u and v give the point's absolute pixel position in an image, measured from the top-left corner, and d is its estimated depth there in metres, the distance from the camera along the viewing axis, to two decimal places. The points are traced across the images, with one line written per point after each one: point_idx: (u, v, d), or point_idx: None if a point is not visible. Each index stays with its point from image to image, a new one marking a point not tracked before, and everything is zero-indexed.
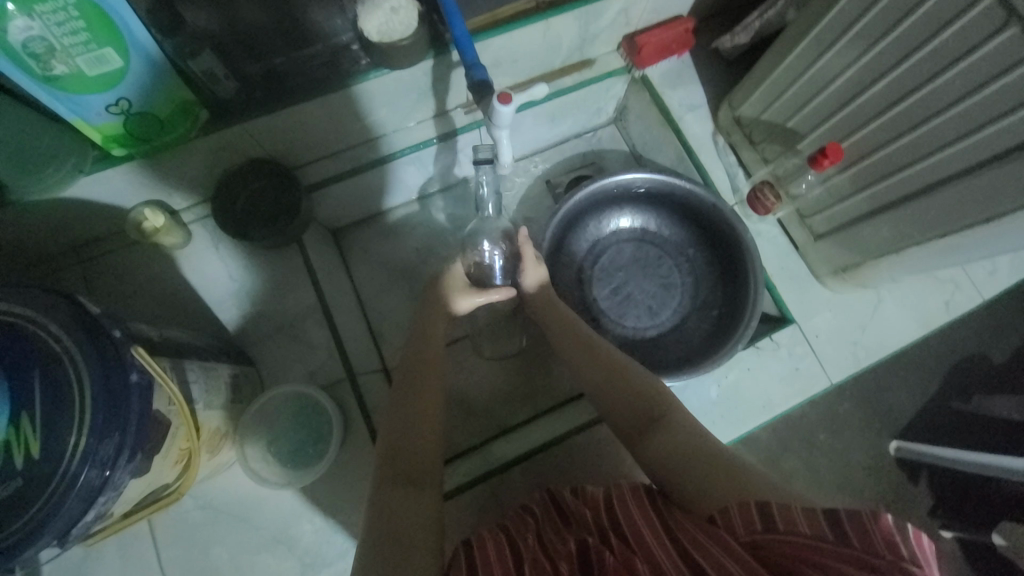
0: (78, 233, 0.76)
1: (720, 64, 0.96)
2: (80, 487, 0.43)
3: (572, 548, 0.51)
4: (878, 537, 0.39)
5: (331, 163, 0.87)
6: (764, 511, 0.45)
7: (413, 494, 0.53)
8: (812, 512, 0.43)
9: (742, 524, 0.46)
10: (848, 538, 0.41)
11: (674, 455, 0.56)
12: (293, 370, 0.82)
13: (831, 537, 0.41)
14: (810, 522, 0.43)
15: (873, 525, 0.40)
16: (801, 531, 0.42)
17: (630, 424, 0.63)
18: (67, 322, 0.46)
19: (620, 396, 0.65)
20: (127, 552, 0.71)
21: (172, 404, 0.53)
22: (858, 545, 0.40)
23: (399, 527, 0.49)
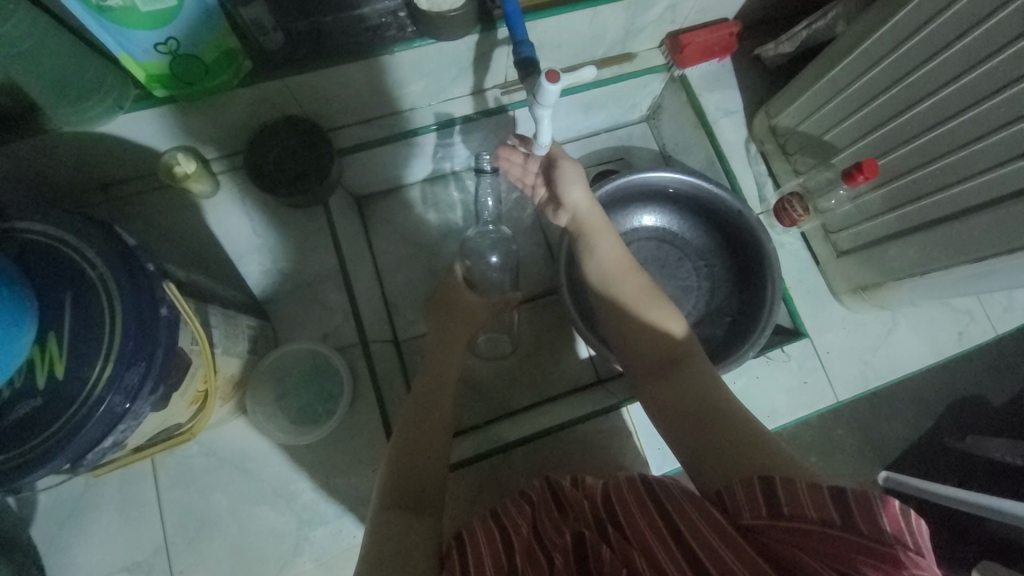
0: (110, 171, 0.77)
1: (761, 72, 0.96)
2: (103, 412, 0.44)
3: (567, 540, 0.51)
4: (886, 521, 0.40)
5: (364, 129, 0.87)
6: (768, 491, 0.46)
7: (416, 522, 0.54)
8: (817, 492, 0.43)
9: (746, 505, 0.47)
10: (854, 522, 0.41)
11: (680, 413, 0.58)
12: (307, 329, 0.83)
13: (838, 522, 0.41)
14: (817, 506, 0.43)
15: (881, 512, 0.40)
16: (808, 516, 0.43)
17: (652, 374, 0.63)
18: (104, 251, 0.46)
19: (644, 347, 0.65)
20: (129, 490, 0.72)
21: (194, 343, 0.54)
22: (865, 530, 0.40)
23: (398, 540, 0.51)
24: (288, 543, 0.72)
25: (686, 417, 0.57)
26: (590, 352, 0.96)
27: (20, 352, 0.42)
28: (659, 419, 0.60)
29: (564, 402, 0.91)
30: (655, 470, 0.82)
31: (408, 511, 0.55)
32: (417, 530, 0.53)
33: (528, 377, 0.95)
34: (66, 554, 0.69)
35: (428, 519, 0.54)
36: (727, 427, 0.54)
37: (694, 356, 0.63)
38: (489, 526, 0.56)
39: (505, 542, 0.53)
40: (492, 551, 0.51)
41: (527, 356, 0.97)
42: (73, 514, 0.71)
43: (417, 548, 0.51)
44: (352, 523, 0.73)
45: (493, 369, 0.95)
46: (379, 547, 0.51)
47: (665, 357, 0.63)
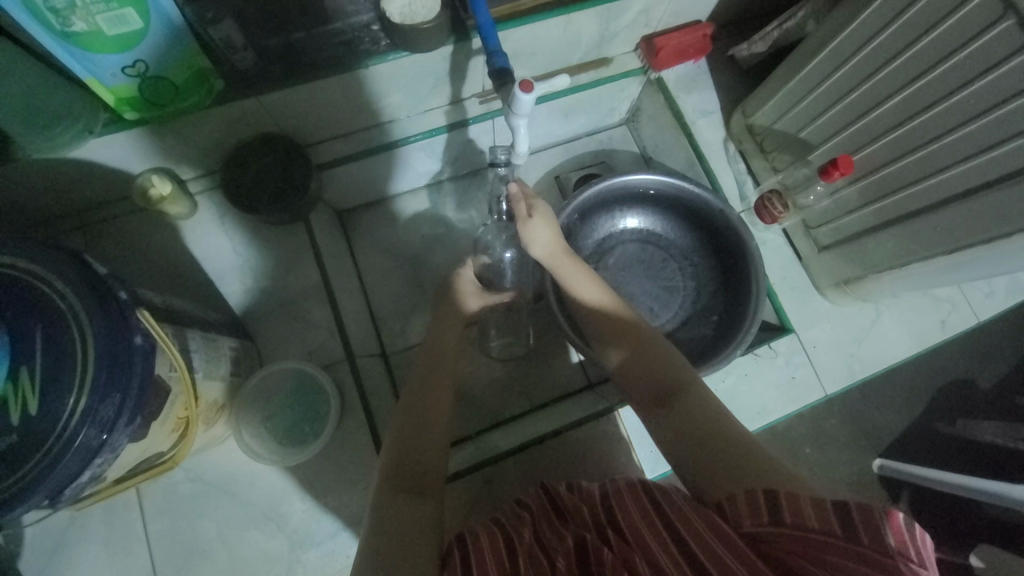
0: (85, 196, 0.75)
1: (736, 72, 0.97)
2: (78, 445, 0.43)
3: (569, 544, 0.51)
4: (891, 535, 0.40)
5: (342, 143, 0.86)
6: (771, 503, 0.45)
7: (417, 508, 0.54)
8: (820, 504, 0.43)
9: (748, 515, 0.46)
10: (857, 535, 0.41)
11: (671, 427, 0.57)
12: (293, 347, 0.82)
13: (840, 533, 0.41)
14: (819, 518, 0.43)
15: (885, 526, 0.40)
16: (810, 526, 0.43)
17: (648, 394, 0.61)
18: (74, 280, 0.45)
19: (643, 365, 0.63)
20: (115, 521, 0.70)
21: (173, 370, 0.53)
22: (867, 542, 0.40)
23: (399, 538, 0.51)
24: (281, 566, 0.71)
25: (679, 429, 0.56)
26: (579, 357, 0.95)
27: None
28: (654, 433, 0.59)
29: (557, 408, 0.91)
30: (648, 473, 0.81)
31: (407, 497, 0.55)
32: (417, 520, 0.53)
33: (518, 385, 0.95)
34: None
35: (431, 502, 0.56)
36: (723, 438, 0.53)
37: (683, 366, 0.61)
38: (492, 528, 0.55)
39: (508, 542, 0.52)
40: (494, 551, 0.51)
41: (517, 363, 0.96)
42: (57, 549, 0.69)
43: (418, 546, 0.51)
44: (345, 542, 0.72)
45: (482, 378, 0.95)
46: (379, 544, 0.50)
47: (653, 369, 0.62)
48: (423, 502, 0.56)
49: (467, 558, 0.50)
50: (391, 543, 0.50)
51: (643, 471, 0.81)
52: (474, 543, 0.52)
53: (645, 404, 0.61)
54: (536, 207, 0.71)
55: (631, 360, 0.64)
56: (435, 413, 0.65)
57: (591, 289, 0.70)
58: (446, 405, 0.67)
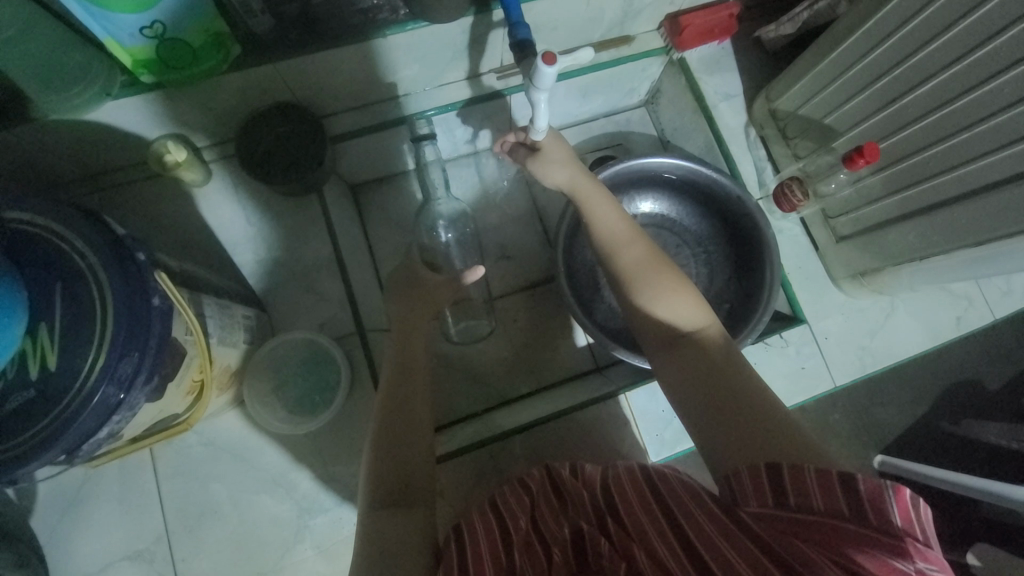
0: (100, 160, 0.75)
1: (761, 55, 0.95)
2: (96, 403, 0.43)
3: (567, 535, 0.52)
4: (894, 511, 0.40)
5: (356, 115, 0.86)
6: (776, 481, 0.45)
7: (404, 518, 0.52)
8: (827, 479, 0.43)
9: (753, 496, 0.46)
10: (863, 514, 0.41)
11: (698, 394, 0.54)
12: (304, 319, 0.83)
13: (846, 513, 0.42)
14: (826, 497, 0.43)
15: (891, 500, 0.41)
16: (815, 506, 0.43)
17: (663, 336, 0.60)
18: (93, 240, 0.45)
19: (664, 307, 0.61)
20: (128, 481, 0.72)
21: (189, 334, 0.53)
22: (873, 521, 0.41)
23: (393, 547, 0.49)
24: (289, 531, 0.72)
25: (709, 401, 0.53)
26: (587, 340, 0.96)
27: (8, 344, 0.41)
28: (675, 399, 0.57)
29: (563, 389, 0.91)
30: (652, 456, 0.82)
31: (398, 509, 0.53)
32: (412, 531, 0.52)
33: (525, 365, 0.95)
34: (67, 543, 0.70)
35: (415, 514, 0.53)
36: (757, 409, 0.50)
37: (715, 335, 0.59)
38: (488, 519, 0.56)
39: (503, 532, 0.54)
40: (490, 543, 0.52)
41: (525, 343, 0.96)
42: (72, 504, 0.71)
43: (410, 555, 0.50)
44: (351, 511, 0.74)
45: (489, 357, 0.95)
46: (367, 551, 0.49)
47: (683, 331, 0.59)
48: (406, 513, 0.53)
49: (462, 552, 0.51)
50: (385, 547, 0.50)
51: (648, 454, 0.82)
52: (471, 537, 0.53)
53: (660, 344, 0.60)
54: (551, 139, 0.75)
55: (653, 303, 0.61)
56: (416, 419, 0.62)
57: (610, 217, 0.69)
58: (420, 403, 0.63)
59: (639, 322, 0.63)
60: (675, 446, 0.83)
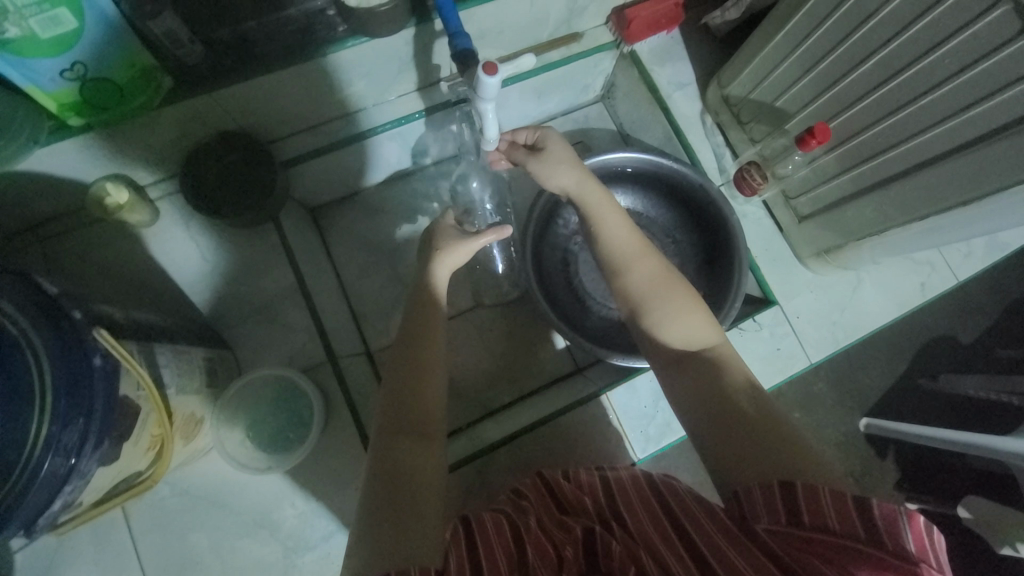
0: (37, 209, 0.72)
1: (709, 41, 0.95)
2: (43, 477, 0.41)
3: (577, 535, 0.53)
4: (910, 538, 0.40)
5: (307, 137, 0.83)
6: (790, 501, 0.45)
7: (424, 451, 0.54)
8: (842, 503, 0.43)
9: (764, 512, 0.45)
10: (879, 538, 0.41)
11: (702, 406, 0.54)
12: (272, 353, 0.80)
13: (861, 536, 0.42)
14: (840, 518, 0.43)
15: (906, 527, 0.41)
16: (830, 527, 0.43)
17: (670, 356, 0.59)
18: (21, 304, 0.43)
19: (675, 324, 0.59)
20: (101, 541, 0.69)
21: (141, 389, 0.51)
22: (889, 546, 0.41)
23: (405, 478, 0.51)
24: (278, 572, 0.71)
25: (710, 412, 0.53)
26: (565, 343, 0.95)
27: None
28: (680, 409, 0.56)
29: (548, 394, 0.91)
30: (639, 454, 0.82)
31: (408, 440, 0.54)
32: (427, 464, 0.53)
33: (506, 374, 0.94)
34: None
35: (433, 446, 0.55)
36: (762, 422, 0.50)
37: (729, 356, 0.57)
38: (499, 517, 0.54)
39: (514, 533, 0.52)
40: (501, 535, 0.51)
41: (503, 352, 0.95)
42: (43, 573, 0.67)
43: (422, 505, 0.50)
44: (340, 544, 0.72)
45: (469, 368, 0.94)
46: (383, 484, 0.51)
47: (692, 352, 0.58)
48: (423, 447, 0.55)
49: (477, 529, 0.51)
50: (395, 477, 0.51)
51: (633, 452, 0.82)
52: (480, 530, 0.51)
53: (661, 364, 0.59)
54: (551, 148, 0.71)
55: (654, 318, 0.60)
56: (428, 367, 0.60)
57: (618, 227, 0.67)
58: (433, 360, 0.61)
59: (647, 336, 0.61)
60: (661, 440, 0.84)
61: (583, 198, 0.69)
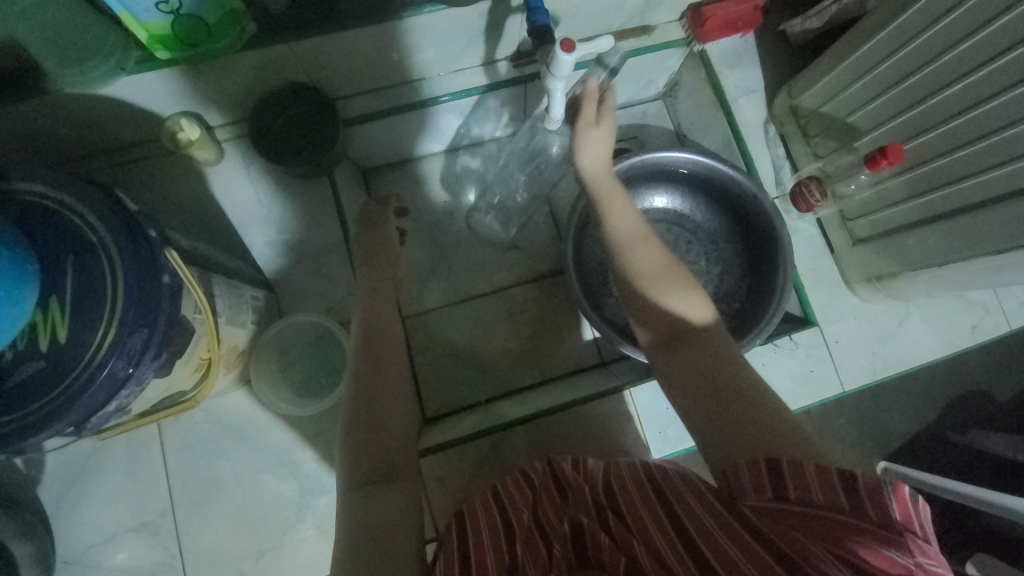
0: (115, 137, 0.75)
1: (784, 50, 0.92)
2: (104, 377, 0.44)
3: (565, 530, 0.52)
4: (894, 505, 0.41)
5: (370, 99, 0.84)
6: (776, 477, 0.45)
7: (390, 492, 0.50)
8: (828, 474, 0.44)
9: (751, 489, 0.46)
10: (864, 508, 0.41)
11: (683, 394, 0.54)
12: (312, 303, 0.83)
13: (847, 507, 0.42)
14: (826, 492, 0.43)
15: (891, 497, 0.41)
16: (816, 500, 0.43)
17: (671, 335, 0.57)
18: (107, 214, 0.46)
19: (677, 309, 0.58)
20: (136, 454, 0.73)
21: (198, 312, 0.54)
22: (875, 517, 0.41)
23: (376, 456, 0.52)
24: (292, 510, 0.73)
25: (705, 402, 0.52)
26: (594, 334, 0.94)
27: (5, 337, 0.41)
28: (675, 395, 0.55)
29: (568, 382, 0.91)
30: (654, 453, 0.83)
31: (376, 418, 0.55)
32: (398, 509, 0.49)
33: (532, 357, 0.95)
34: (75, 513, 0.71)
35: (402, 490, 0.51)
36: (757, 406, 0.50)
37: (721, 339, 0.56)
38: (490, 514, 0.55)
39: (505, 526, 0.53)
40: (493, 536, 0.51)
41: (531, 335, 0.96)
42: (80, 476, 0.72)
43: (394, 544, 0.46)
44: None
45: (496, 347, 0.95)
46: (357, 530, 0.47)
47: (694, 332, 0.57)
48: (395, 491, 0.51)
49: (463, 542, 0.52)
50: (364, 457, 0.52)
51: (650, 450, 0.83)
52: (472, 534, 0.53)
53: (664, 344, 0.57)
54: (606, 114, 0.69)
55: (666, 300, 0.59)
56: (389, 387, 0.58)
57: (650, 253, 0.63)
58: (392, 329, 0.65)
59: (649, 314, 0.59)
60: (677, 444, 0.84)
61: (594, 185, 0.69)
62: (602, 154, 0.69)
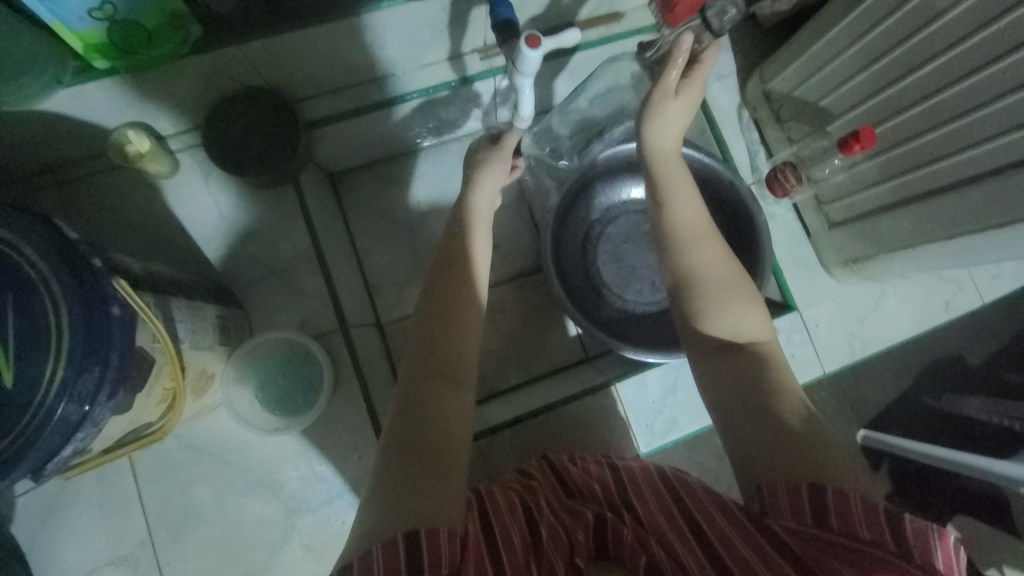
0: (58, 153, 0.71)
1: (756, 32, 0.91)
2: (57, 421, 0.41)
3: (588, 521, 0.54)
4: (940, 557, 0.39)
5: (335, 98, 0.80)
6: (817, 504, 0.44)
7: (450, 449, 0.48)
8: (873, 511, 0.42)
9: (789, 513, 0.45)
10: (910, 551, 0.40)
11: (747, 383, 0.52)
12: (285, 315, 0.80)
13: (892, 548, 0.40)
14: (871, 527, 0.42)
15: (938, 545, 0.40)
16: (859, 534, 0.42)
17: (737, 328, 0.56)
18: (43, 246, 0.42)
19: (742, 309, 0.57)
20: (108, 485, 0.70)
21: (156, 342, 0.51)
22: (920, 560, 0.39)
23: (429, 413, 0.50)
24: (279, 531, 0.72)
25: (750, 401, 0.51)
26: (577, 331, 0.92)
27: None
28: (721, 377, 0.54)
29: (555, 380, 0.90)
30: (642, 448, 0.83)
31: (442, 379, 0.52)
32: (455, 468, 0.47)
33: (517, 359, 0.92)
34: (47, 551, 0.68)
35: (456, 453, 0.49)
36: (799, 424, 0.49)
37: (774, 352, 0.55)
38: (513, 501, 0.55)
39: (528, 523, 0.53)
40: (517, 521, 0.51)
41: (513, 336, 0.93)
42: (49, 512, 0.69)
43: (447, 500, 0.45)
44: (340, 510, 0.73)
45: None
46: (407, 473, 0.45)
47: (744, 341, 0.55)
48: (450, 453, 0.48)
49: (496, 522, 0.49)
50: (418, 410, 0.50)
51: (638, 446, 0.83)
52: (497, 513, 0.51)
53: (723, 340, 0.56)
54: (689, 87, 0.66)
55: (734, 301, 0.57)
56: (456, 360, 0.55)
57: (715, 259, 0.60)
58: (477, 300, 0.59)
59: (716, 300, 0.57)
60: (666, 436, 0.85)
61: (655, 163, 0.66)
62: (671, 135, 0.66)
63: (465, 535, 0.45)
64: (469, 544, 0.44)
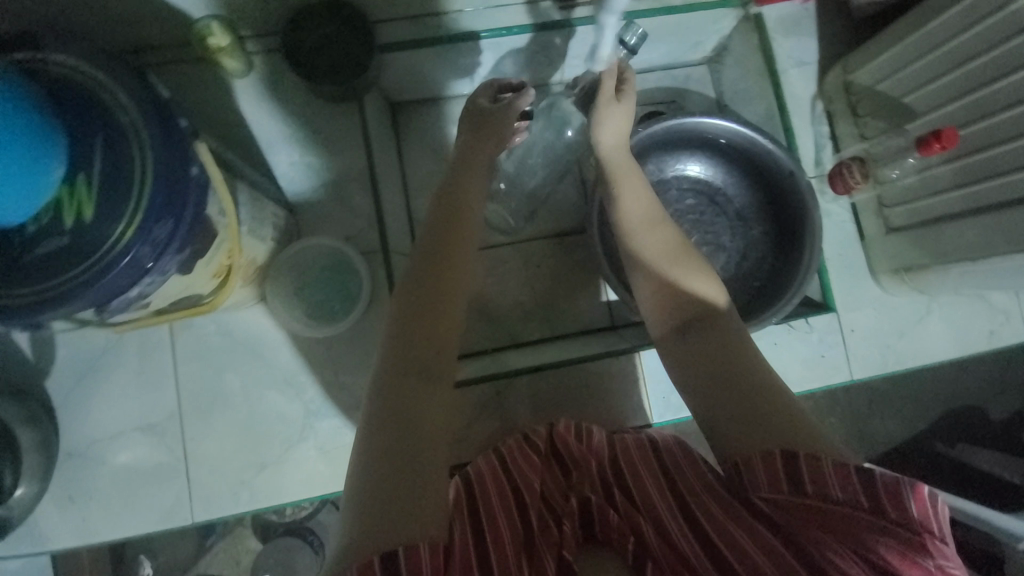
0: (145, 34, 0.73)
1: (846, 22, 0.87)
2: (125, 264, 0.43)
3: (574, 505, 0.53)
4: (913, 506, 0.42)
5: (408, 25, 0.79)
6: (790, 470, 0.45)
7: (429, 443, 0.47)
8: (844, 469, 0.44)
9: (766, 483, 0.46)
10: (882, 506, 0.42)
11: (697, 377, 0.53)
12: (330, 229, 0.82)
13: (865, 505, 0.43)
14: (843, 486, 0.44)
15: (911, 497, 0.42)
16: (830, 495, 0.44)
17: (686, 319, 0.56)
18: (137, 95, 0.44)
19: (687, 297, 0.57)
20: (147, 357, 0.74)
21: (222, 214, 0.53)
22: (892, 515, 0.42)
23: (409, 419, 0.48)
24: (296, 430, 0.75)
25: (732, 395, 0.50)
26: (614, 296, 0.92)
27: (27, 214, 0.41)
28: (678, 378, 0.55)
29: (580, 341, 0.91)
30: (654, 417, 0.85)
31: (419, 380, 0.50)
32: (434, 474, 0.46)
33: (544, 313, 0.93)
34: (83, 407, 0.73)
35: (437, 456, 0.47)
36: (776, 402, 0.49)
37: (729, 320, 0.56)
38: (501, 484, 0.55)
39: (517, 504, 0.53)
40: (506, 515, 0.51)
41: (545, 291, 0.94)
42: (89, 372, 0.73)
43: (425, 507, 0.44)
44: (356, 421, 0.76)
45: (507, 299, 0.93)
46: (385, 486, 0.44)
47: (701, 314, 0.56)
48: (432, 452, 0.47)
49: (479, 521, 0.49)
50: (398, 418, 0.48)
51: (650, 415, 0.85)
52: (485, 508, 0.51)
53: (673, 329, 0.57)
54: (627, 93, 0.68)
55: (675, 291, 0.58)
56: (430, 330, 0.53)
57: (663, 238, 0.62)
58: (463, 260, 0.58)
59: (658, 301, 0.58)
60: (680, 411, 0.86)
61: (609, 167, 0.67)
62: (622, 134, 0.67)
63: (451, 542, 0.45)
64: (455, 549, 0.44)
